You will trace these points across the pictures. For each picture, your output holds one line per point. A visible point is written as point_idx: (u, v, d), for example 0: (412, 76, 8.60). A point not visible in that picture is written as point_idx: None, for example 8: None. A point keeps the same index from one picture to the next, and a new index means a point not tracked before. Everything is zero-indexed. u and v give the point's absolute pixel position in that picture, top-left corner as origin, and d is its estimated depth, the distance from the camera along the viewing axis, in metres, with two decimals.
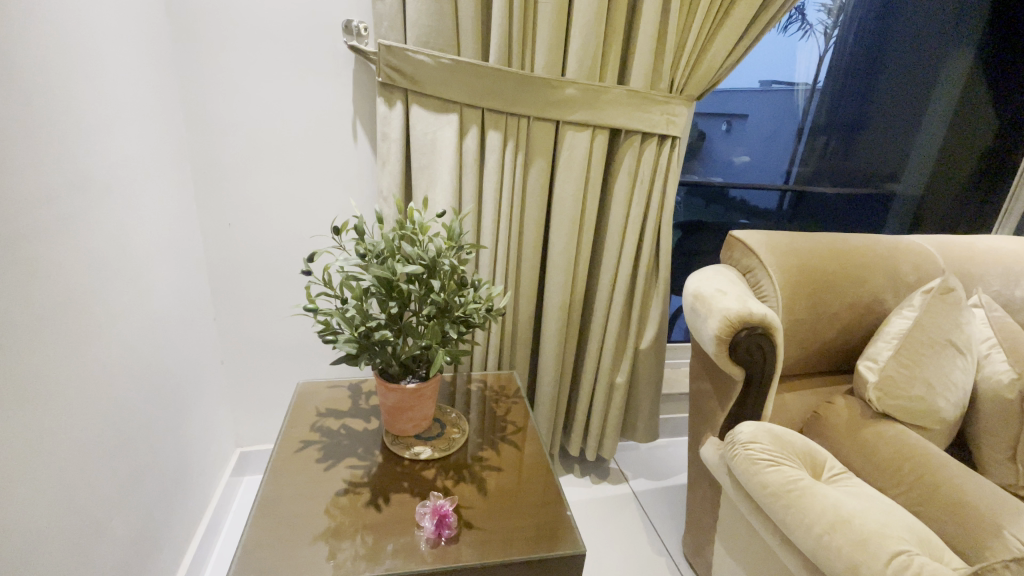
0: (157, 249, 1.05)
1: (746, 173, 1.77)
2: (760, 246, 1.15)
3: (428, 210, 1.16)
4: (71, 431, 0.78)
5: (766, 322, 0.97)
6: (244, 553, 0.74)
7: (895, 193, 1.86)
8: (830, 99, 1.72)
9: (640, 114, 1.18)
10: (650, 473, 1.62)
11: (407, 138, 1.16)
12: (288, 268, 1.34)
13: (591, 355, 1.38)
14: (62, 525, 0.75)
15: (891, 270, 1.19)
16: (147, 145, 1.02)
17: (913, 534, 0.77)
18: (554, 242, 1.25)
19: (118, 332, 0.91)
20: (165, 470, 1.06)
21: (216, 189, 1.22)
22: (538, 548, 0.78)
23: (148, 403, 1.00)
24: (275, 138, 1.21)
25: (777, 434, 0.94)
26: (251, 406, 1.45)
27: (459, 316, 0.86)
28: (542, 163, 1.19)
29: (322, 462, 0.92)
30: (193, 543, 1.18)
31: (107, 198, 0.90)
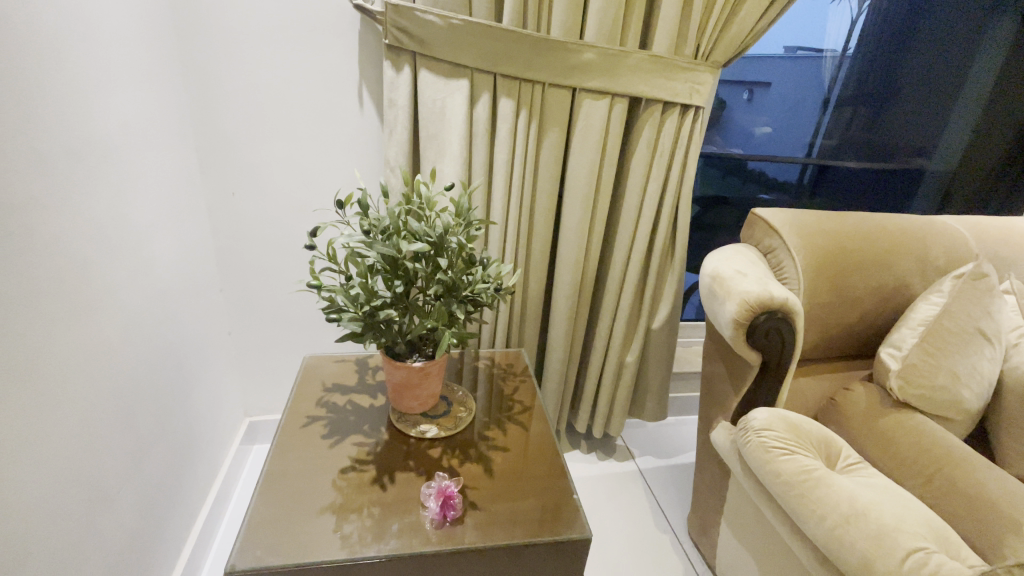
0: (159, 220, 1.02)
1: (767, 146, 1.69)
2: (782, 226, 1.10)
3: (436, 182, 1.12)
4: (75, 405, 0.78)
5: (786, 307, 0.93)
6: (249, 529, 0.73)
7: (925, 169, 1.77)
8: (861, 67, 1.61)
9: (663, 82, 1.11)
10: (656, 451, 1.61)
11: (416, 105, 1.10)
12: (294, 240, 1.31)
13: (601, 334, 1.35)
14: (68, 498, 0.76)
15: (920, 253, 1.14)
16: (146, 111, 0.98)
17: (930, 529, 0.74)
18: (567, 217, 1.21)
19: (121, 304, 0.90)
20: (173, 441, 1.07)
21: (219, 157, 1.18)
22: (544, 532, 0.77)
23: (154, 377, 1.00)
24: (278, 104, 1.16)
25: (792, 422, 0.91)
26: (258, 377, 1.46)
27: (467, 295, 0.83)
28: (556, 134, 1.14)
29: (328, 438, 0.92)
30: (203, 510, 1.20)
31: (107, 167, 0.87)
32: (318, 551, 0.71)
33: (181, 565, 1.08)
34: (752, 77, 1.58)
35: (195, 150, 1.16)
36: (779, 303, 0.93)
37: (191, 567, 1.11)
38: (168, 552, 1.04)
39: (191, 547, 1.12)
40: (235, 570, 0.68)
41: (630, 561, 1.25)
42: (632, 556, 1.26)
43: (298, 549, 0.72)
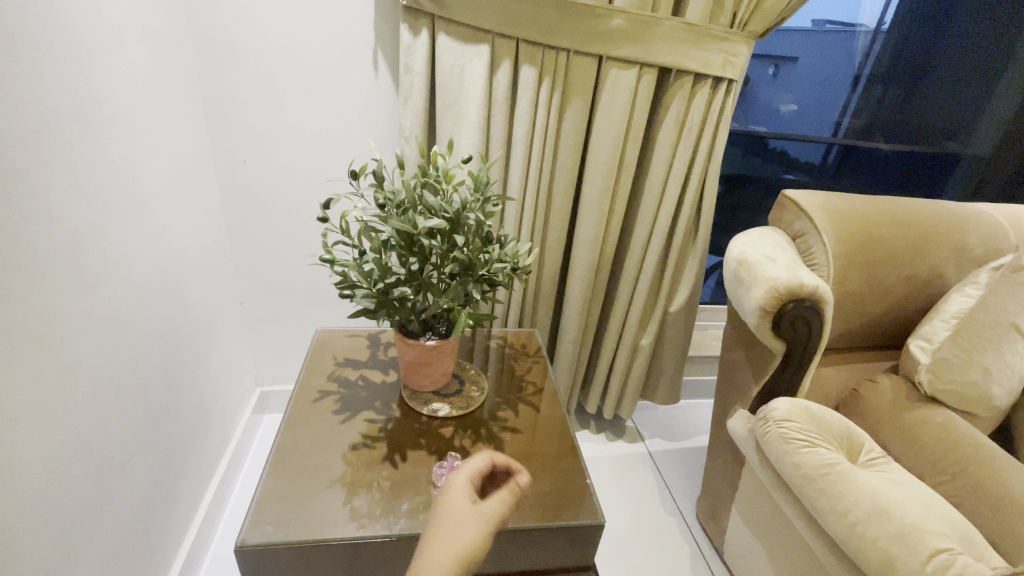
0: (168, 188, 1.00)
1: (791, 124, 1.61)
2: (814, 209, 1.05)
3: (452, 154, 1.07)
4: (84, 375, 0.77)
5: (815, 295, 0.89)
6: (260, 503, 0.73)
7: (961, 153, 1.67)
8: (895, 43, 1.50)
9: (695, 52, 1.05)
10: (667, 434, 1.60)
11: (433, 72, 1.05)
12: (305, 210, 1.28)
13: (616, 315, 1.33)
14: (79, 466, 0.76)
15: (956, 242, 1.08)
16: (153, 72, 0.94)
17: (955, 529, 0.72)
18: (587, 194, 1.17)
19: (129, 274, 0.88)
20: (183, 411, 1.07)
21: (229, 123, 1.14)
22: (556, 516, 0.76)
23: (164, 347, 1.00)
24: (289, 68, 1.11)
25: (814, 413, 0.88)
26: (269, 348, 1.45)
27: (483, 274, 0.80)
28: (579, 106, 1.08)
29: (339, 414, 0.91)
30: (215, 478, 1.22)
31: (112, 131, 0.83)
32: (329, 529, 0.71)
33: (192, 531, 1.10)
34: (782, 50, 1.48)
35: (205, 115, 1.13)
36: (808, 291, 0.89)
37: (203, 534, 1.13)
38: (180, 519, 1.06)
39: (203, 515, 1.14)
40: (246, 545, 0.67)
41: (635, 542, 1.25)
42: (638, 538, 1.26)
43: (308, 525, 0.71)
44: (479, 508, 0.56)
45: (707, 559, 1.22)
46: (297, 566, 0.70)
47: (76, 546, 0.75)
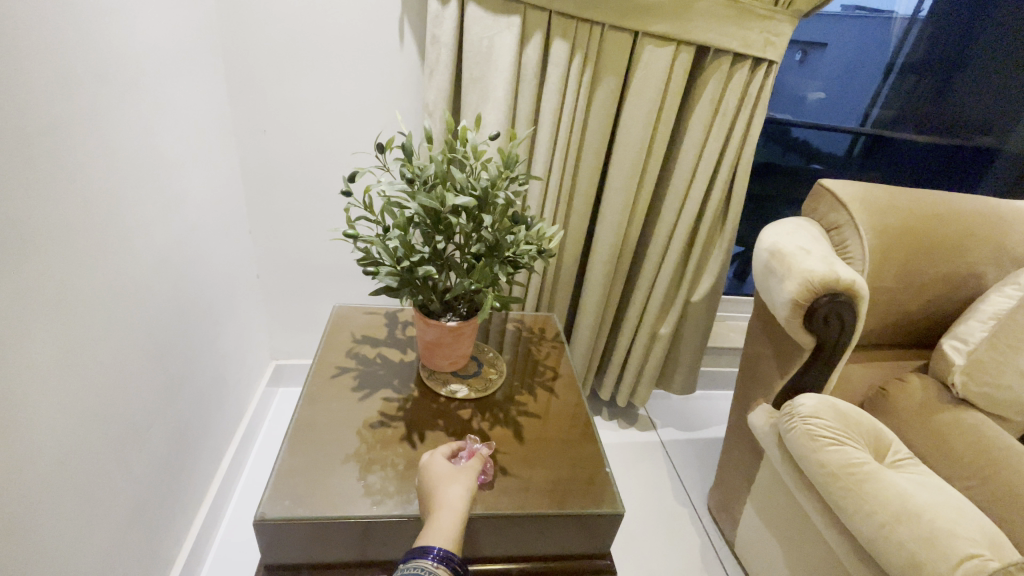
0: (187, 157, 0.98)
1: (817, 116, 1.55)
2: (851, 200, 1.00)
3: (478, 131, 1.04)
4: (102, 343, 0.77)
5: (851, 290, 0.86)
6: (279, 478, 0.73)
7: (999, 148, 1.58)
8: (931, 32, 1.44)
9: (736, 30, 1.00)
10: (679, 423, 1.59)
11: (460, 43, 1.01)
12: (325, 184, 1.26)
13: (637, 302, 1.30)
14: (97, 433, 0.77)
15: (998, 240, 1.03)
16: (174, 36, 0.92)
17: (986, 536, 0.69)
18: (613, 177, 1.13)
19: (148, 243, 0.87)
20: (200, 381, 1.07)
21: (249, 92, 1.12)
22: (575, 504, 0.75)
23: (182, 317, 0.99)
24: (313, 35, 1.08)
25: (842, 410, 0.86)
26: (286, 322, 1.45)
27: (509, 256, 0.77)
28: (610, 84, 1.05)
29: (357, 391, 0.90)
30: (230, 449, 1.23)
31: (131, 96, 0.81)
32: (347, 506, 0.70)
33: (208, 500, 1.12)
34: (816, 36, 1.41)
35: (225, 82, 1.10)
36: (843, 285, 0.86)
37: (218, 502, 1.15)
38: (195, 487, 1.07)
39: (218, 484, 1.16)
40: (265, 519, 0.67)
41: (645, 529, 1.25)
42: (648, 525, 1.26)
43: (327, 502, 0.71)
44: (463, 478, 0.70)
45: (717, 550, 1.22)
46: (314, 542, 0.70)
47: (94, 509, 0.76)
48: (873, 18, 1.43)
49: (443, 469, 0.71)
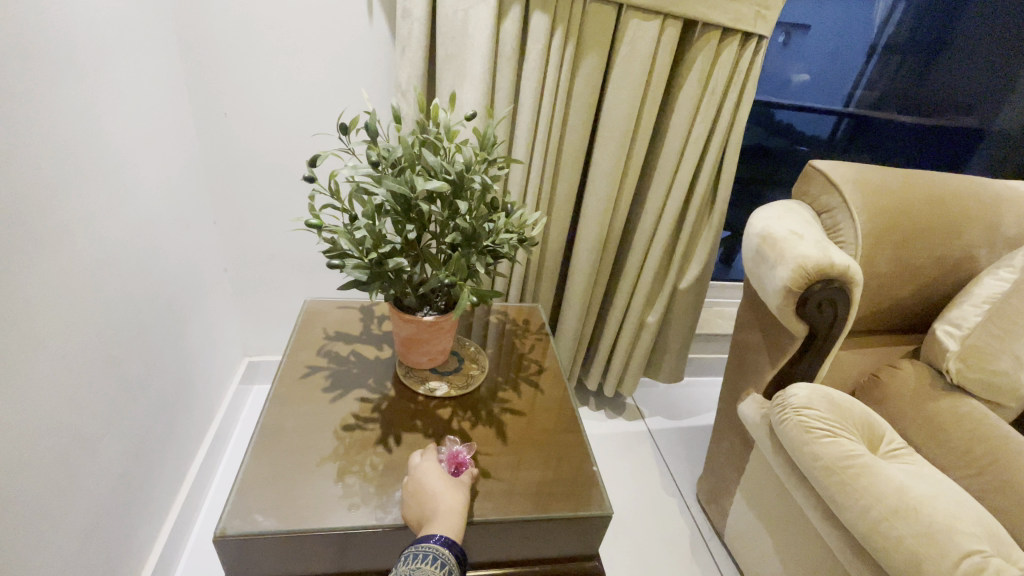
0: (140, 143, 0.90)
1: (802, 97, 1.51)
2: (844, 181, 0.97)
3: (454, 111, 0.98)
4: (48, 349, 0.71)
5: (845, 275, 0.83)
6: (244, 488, 0.67)
7: (984, 129, 1.57)
8: (916, 9, 1.40)
9: (725, 3, 0.95)
10: (667, 412, 1.56)
11: (433, 16, 0.94)
12: (293, 171, 1.19)
13: (623, 290, 1.26)
14: (43, 446, 0.70)
15: (991, 222, 1.01)
16: (118, 8, 0.83)
17: (983, 528, 0.68)
18: (598, 161, 1.08)
19: (97, 237, 0.80)
20: (163, 384, 1.01)
21: (205, 72, 1.04)
22: (562, 507, 0.71)
23: (141, 317, 0.93)
24: (273, 10, 1.00)
25: (835, 400, 0.83)
26: (257, 317, 1.38)
27: (488, 246, 0.72)
28: (594, 61, 0.99)
29: (329, 392, 0.85)
30: (200, 453, 1.18)
31: (71, 74, 0.73)
32: (318, 517, 0.65)
33: (176, 509, 1.06)
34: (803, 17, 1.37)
35: (179, 60, 1.02)
36: (837, 271, 0.83)
37: (187, 510, 1.10)
38: (161, 497, 1.01)
39: (187, 492, 1.10)
40: (226, 535, 0.62)
41: (635, 522, 1.23)
42: (638, 518, 1.24)
43: (295, 513, 0.65)
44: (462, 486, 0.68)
45: (707, 542, 1.20)
46: (284, 556, 0.65)
47: (43, 530, 0.70)
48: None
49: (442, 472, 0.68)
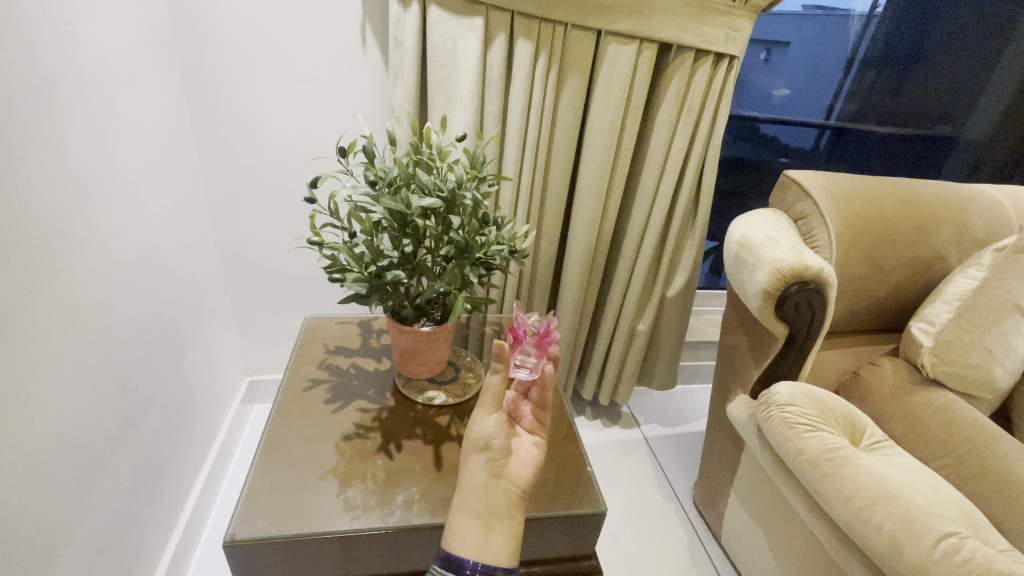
0: (146, 170, 0.95)
1: (780, 112, 1.58)
2: (817, 189, 1.02)
3: (445, 133, 1.03)
4: (60, 367, 0.74)
5: (820, 277, 0.88)
6: (250, 496, 0.70)
7: (956, 137, 1.64)
8: (888, 27, 1.47)
9: (697, 27, 1.02)
10: (662, 419, 1.59)
11: (423, 46, 1.00)
12: (292, 193, 1.23)
13: (614, 299, 1.31)
14: (55, 463, 0.73)
15: (959, 224, 1.06)
16: (126, 45, 0.89)
17: (961, 512, 0.71)
18: (584, 177, 1.14)
19: (105, 259, 0.83)
20: (168, 401, 1.04)
21: (207, 103, 1.09)
22: (559, 506, 0.74)
23: (147, 336, 0.96)
24: (272, 43, 1.06)
25: (817, 396, 0.87)
26: (257, 337, 1.41)
27: (480, 257, 0.76)
28: (576, 83, 1.05)
29: (331, 404, 0.88)
30: (203, 471, 1.20)
31: (82, 106, 0.78)
32: (322, 522, 0.68)
33: (180, 527, 1.08)
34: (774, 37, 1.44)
35: (182, 91, 1.07)
36: (812, 273, 0.88)
37: (191, 528, 1.11)
38: (167, 513, 1.03)
39: (191, 510, 1.12)
40: (235, 540, 0.64)
41: (633, 527, 1.25)
42: (636, 523, 1.26)
43: (300, 519, 0.68)
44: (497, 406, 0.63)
45: (705, 545, 1.22)
46: (291, 560, 0.68)
47: (54, 544, 0.72)
48: (829, 17, 1.46)
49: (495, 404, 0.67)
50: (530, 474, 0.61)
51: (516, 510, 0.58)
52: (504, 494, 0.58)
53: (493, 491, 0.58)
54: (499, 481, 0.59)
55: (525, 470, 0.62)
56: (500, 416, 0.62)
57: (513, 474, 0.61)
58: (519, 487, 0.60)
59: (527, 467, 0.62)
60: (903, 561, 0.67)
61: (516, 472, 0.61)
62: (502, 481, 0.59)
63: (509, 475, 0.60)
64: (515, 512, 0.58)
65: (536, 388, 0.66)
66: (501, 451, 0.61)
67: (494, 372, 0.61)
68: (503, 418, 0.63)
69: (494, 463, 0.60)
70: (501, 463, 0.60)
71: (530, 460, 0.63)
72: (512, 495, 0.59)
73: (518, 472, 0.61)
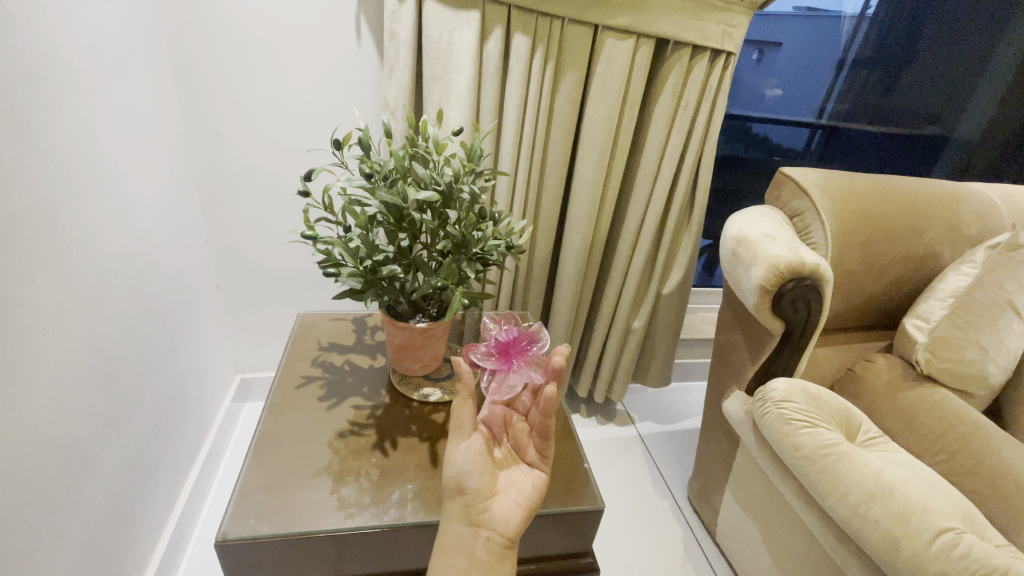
0: (136, 163, 0.93)
1: (775, 111, 1.58)
2: (812, 186, 1.03)
3: (441, 127, 1.02)
4: (49, 363, 0.72)
5: (816, 274, 0.88)
6: (243, 495, 0.69)
7: (947, 136, 1.65)
8: (881, 27, 1.48)
9: (694, 22, 1.01)
10: (657, 417, 1.59)
11: (420, 39, 0.98)
12: (286, 188, 1.22)
13: (609, 296, 1.30)
14: (42, 462, 0.71)
15: (952, 221, 1.07)
16: (116, 35, 0.87)
17: (956, 507, 0.71)
18: (580, 173, 1.13)
19: (94, 254, 0.82)
20: (158, 399, 1.02)
21: (198, 96, 1.07)
22: (556, 502, 0.73)
23: (137, 332, 0.94)
24: (265, 35, 1.04)
25: (812, 393, 0.87)
26: (249, 334, 1.40)
27: (477, 253, 0.76)
28: (573, 78, 1.04)
29: (324, 401, 0.86)
30: (194, 470, 1.18)
31: (71, 95, 0.76)
32: (316, 521, 0.66)
33: (171, 527, 1.06)
34: (769, 35, 1.45)
35: (173, 83, 1.05)
36: (808, 270, 0.88)
37: (182, 528, 1.10)
38: (157, 513, 1.01)
39: (182, 509, 1.10)
40: (227, 539, 0.63)
41: (628, 525, 1.24)
42: (632, 521, 1.26)
43: (294, 518, 0.67)
44: (469, 437, 0.60)
45: (699, 542, 1.22)
46: (284, 560, 0.66)
47: (42, 544, 0.70)
48: (823, 16, 1.47)
49: (480, 428, 0.64)
50: (517, 519, 0.58)
51: (501, 562, 0.56)
52: (485, 545, 0.56)
53: (472, 542, 0.56)
54: (478, 530, 0.57)
55: (511, 514, 0.58)
56: (475, 451, 0.60)
57: (495, 521, 0.58)
58: (503, 536, 0.57)
59: (515, 509, 0.59)
60: (901, 557, 0.67)
61: (499, 520, 0.58)
62: (482, 530, 0.57)
63: (489, 523, 0.57)
64: (499, 565, 0.56)
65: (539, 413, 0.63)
66: (477, 494, 0.58)
67: (458, 398, 0.60)
68: (481, 455, 0.60)
69: (470, 509, 0.58)
70: (479, 509, 0.58)
71: (519, 500, 0.60)
72: (494, 546, 0.56)
73: (501, 520, 0.58)
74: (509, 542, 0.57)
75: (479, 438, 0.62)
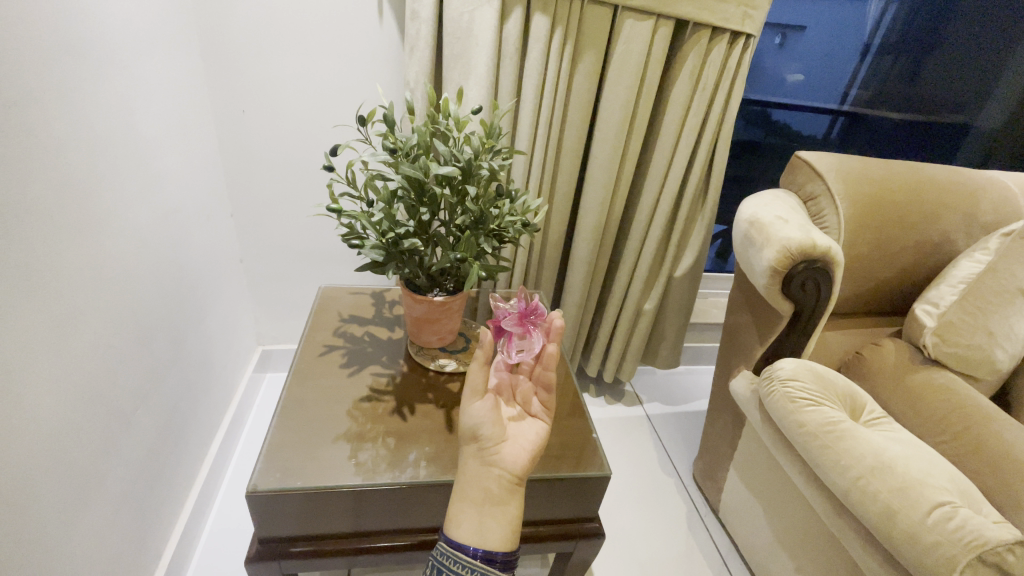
0: (165, 139, 0.97)
1: (794, 96, 1.57)
2: (828, 170, 1.03)
3: (460, 106, 1.04)
4: (87, 327, 0.77)
5: (827, 256, 0.89)
6: (270, 452, 0.73)
7: (971, 124, 1.63)
8: (908, 11, 1.45)
9: (714, 4, 1.01)
10: (665, 398, 1.62)
11: (440, 18, 1.00)
12: (307, 166, 1.25)
13: (621, 276, 1.33)
14: (82, 417, 0.76)
15: (968, 208, 1.07)
16: (146, 14, 0.90)
17: (954, 484, 0.74)
18: (596, 154, 1.15)
19: (126, 225, 0.86)
20: (186, 366, 1.07)
21: (223, 74, 1.10)
22: (565, 467, 0.77)
23: (167, 302, 0.99)
24: (289, 15, 1.06)
25: (819, 372, 0.89)
26: (271, 308, 1.44)
27: (494, 229, 0.79)
28: (591, 59, 1.05)
29: (346, 367, 0.91)
30: (218, 436, 1.24)
31: (102, 70, 0.80)
32: (337, 477, 0.71)
33: (197, 487, 1.13)
34: (791, 18, 1.43)
35: (200, 61, 1.08)
36: (820, 252, 0.89)
37: (207, 489, 1.16)
38: (184, 473, 1.08)
39: (207, 471, 1.17)
40: (257, 491, 0.67)
41: (633, 499, 1.28)
42: (636, 496, 1.29)
43: (318, 474, 0.71)
44: (482, 395, 0.62)
45: (703, 518, 1.26)
46: (309, 512, 0.71)
47: (86, 487, 0.77)
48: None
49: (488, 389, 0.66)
50: (525, 460, 0.61)
51: (511, 496, 0.58)
52: (497, 481, 0.58)
53: (484, 478, 0.59)
54: (490, 469, 0.59)
55: (519, 455, 0.61)
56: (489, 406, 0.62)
57: (506, 460, 0.60)
58: (513, 473, 0.59)
59: (522, 453, 0.61)
60: (896, 527, 0.70)
61: (511, 459, 0.60)
62: (494, 468, 0.59)
63: (500, 462, 0.59)
64: (509, 499, 0.58)
65: (541, 368, 0.68)
66: (489, 440, 0.60)
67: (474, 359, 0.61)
68: (492, 406, 0.62)
69: (484, 452, 0.60)
70: (492, 452, 0.60)
71: (525, 445, 0.62)
72: (506, 482, 0.59)
73: (513, 460, 0.60)
74: (518, 480, 0.60)
75: (490, 395, 0.64)
